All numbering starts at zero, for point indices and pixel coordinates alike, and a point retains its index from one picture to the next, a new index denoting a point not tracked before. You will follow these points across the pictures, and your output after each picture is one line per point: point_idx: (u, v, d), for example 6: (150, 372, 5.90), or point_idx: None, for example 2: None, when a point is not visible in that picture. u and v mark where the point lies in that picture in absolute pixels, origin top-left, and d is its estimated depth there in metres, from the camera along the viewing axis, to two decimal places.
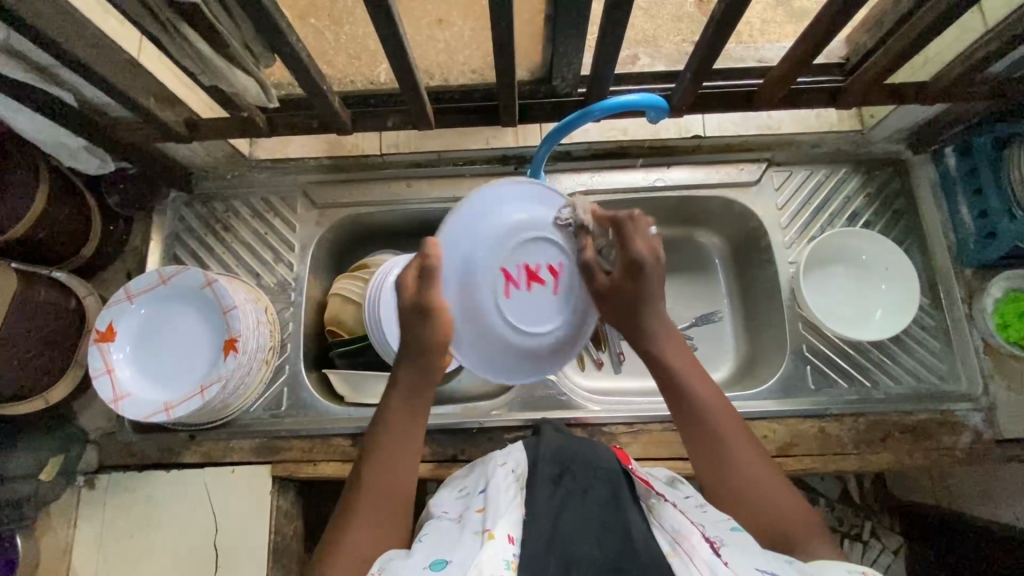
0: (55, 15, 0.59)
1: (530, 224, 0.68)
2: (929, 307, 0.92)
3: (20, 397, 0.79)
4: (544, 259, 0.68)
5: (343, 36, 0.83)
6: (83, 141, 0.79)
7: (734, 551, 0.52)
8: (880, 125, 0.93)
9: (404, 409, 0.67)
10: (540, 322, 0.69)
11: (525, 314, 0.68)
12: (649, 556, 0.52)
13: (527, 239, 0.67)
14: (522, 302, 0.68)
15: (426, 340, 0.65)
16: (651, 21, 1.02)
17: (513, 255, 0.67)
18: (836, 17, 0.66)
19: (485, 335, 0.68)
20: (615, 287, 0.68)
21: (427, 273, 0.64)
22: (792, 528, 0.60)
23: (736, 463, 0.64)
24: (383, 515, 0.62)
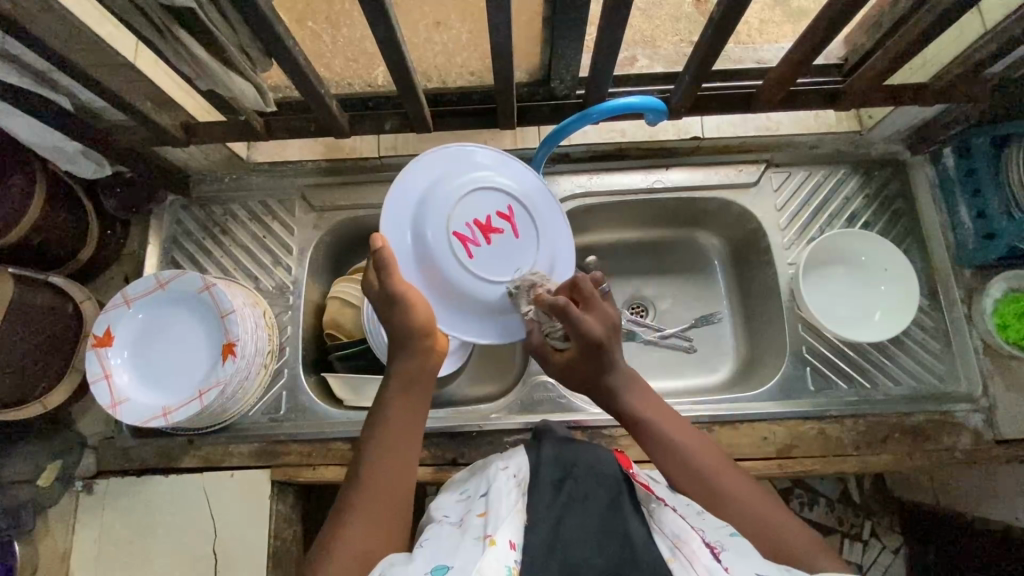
0: (50, 20, 0.59)
1: (464, 183, 0.73)
2: (929, 308, 0.92)
3: (18, 403, 0.79)
4: (489, 209, 0.73)
5: (341, 40, 0.80)
6: (79, 145, 0.79)
7: (735, 556, 0.52)
8: (878, 126, 0.94)
9: (401, 404, 0.66)
10: (507, 269, 0.74)
11: (492, 266, 0.73)
12: (649, 565, 0.52)
13: (467, 196, 0.72)
14: (485, 255, 0.73)
15: (409, 323, 0.65)
16: (649, 21, 1.02)
17: (458, 214, 0.72)
18: (835, 19, 0.66)
19: (461, 297, 0.72)
20: (573, 362, 0.71)
21: (382, 266, 0.64)
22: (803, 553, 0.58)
23: (735, 499, 0.62)
24: (382, 516, 0.61)
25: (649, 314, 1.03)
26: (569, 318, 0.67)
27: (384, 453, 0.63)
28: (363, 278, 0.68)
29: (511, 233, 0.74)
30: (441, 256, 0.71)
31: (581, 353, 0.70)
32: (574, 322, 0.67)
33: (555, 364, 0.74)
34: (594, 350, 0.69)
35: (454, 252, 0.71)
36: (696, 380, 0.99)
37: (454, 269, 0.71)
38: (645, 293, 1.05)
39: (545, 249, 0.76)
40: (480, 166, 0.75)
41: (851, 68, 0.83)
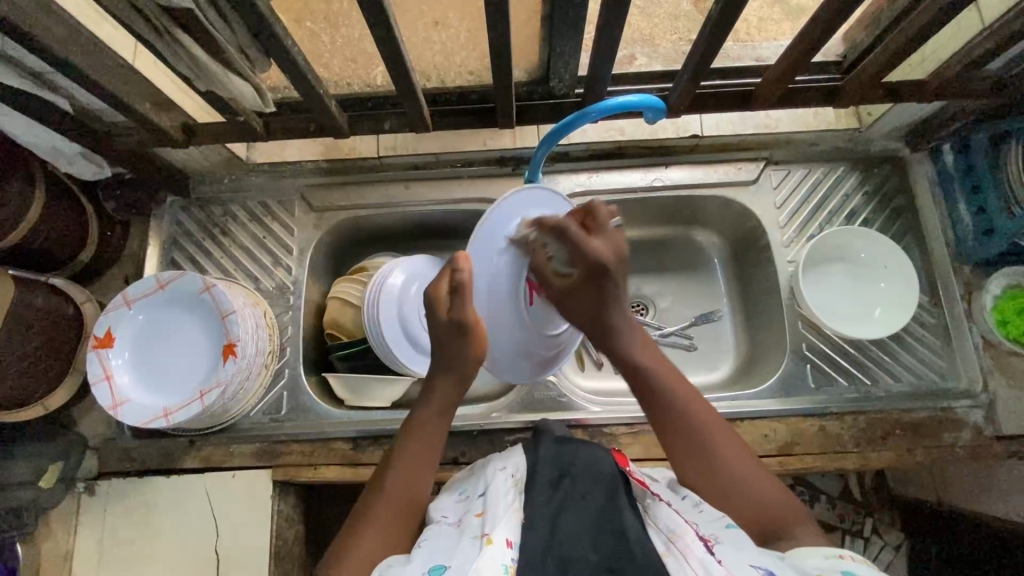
0: (49, 22, 0.59)
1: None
2: (929, 305, 0.92)
3: (19, 404, 0.79)
4: None
5: (339, 39, 0.80)
6: (78, 145, 0.81)
7: (729, 549, 0.53)
8: (878, 122, 0.93)
9: (434, 420, 0.67)
10: (554, 322, 0.78)
11: (544, 317, 0.76)
12: (644, 554, 0.52)
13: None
14: (542, 305, 0.75)
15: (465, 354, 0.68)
16: (648, 19, 1.02)
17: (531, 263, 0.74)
18: (832, 16, 0.66)
19: (511, 336, 0.75)
20: (573, 289, 0.69)
21: (460, 291, 0.66)
22: (779, 522, 0.60)
23: (720, 461, 0.63)
24: (398, 524, 0.62)
25: (649, 313, 1.03)
26: (573, 238, 0.67)
27: (408, 464, 0.65)
28: (432, 296, 0.68)
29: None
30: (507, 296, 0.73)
31: (586, 276, 0.68)
32: (583, 245, 0.67)
33: (556, 289, 0.70)
34: (600, 275, 0.68)
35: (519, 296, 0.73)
36: (696, 378, 0.99)
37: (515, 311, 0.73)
38: (646, 291, 1.05)
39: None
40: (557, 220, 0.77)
41: (849, 65, 0.84)
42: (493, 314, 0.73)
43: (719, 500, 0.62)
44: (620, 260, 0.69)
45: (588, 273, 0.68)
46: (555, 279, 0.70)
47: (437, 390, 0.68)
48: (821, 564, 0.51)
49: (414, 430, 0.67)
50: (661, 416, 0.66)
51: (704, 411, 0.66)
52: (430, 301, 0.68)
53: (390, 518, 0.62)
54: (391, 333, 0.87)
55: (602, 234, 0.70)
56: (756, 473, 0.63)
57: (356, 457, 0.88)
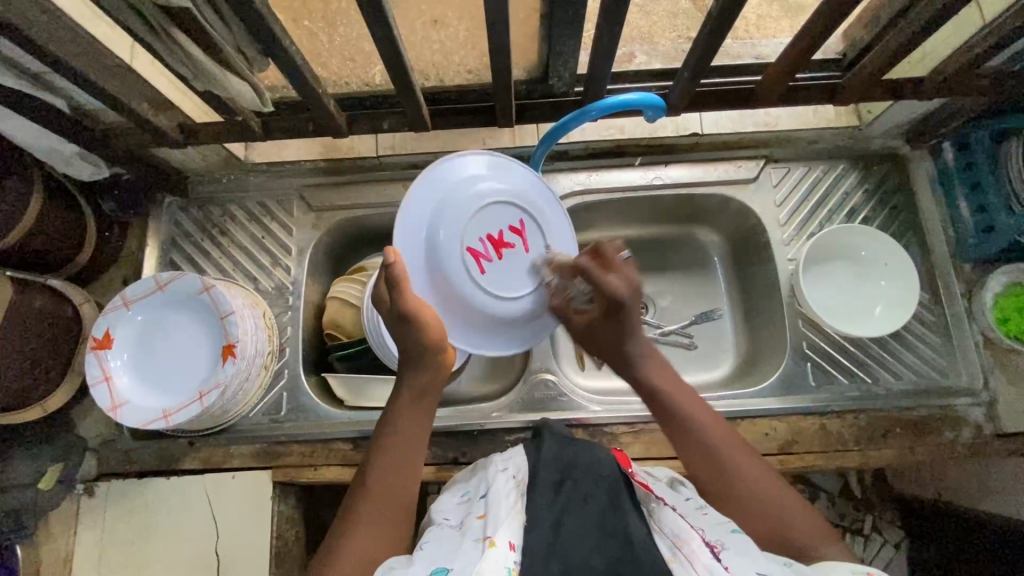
0: (45, 22, 0.59)
1: (477, 195, 0.70)
2: (929, 303, 0.92)
3: (17, 407, 0.78)
4: (503, 223, 0.71)
5: (338, 38, 0.80)
6: (75, 146, 0.79)
7: (735, 555, 0.52)
8: (878, 120, 0.92)
9: (415, 412, 0.67)
10: (517, 285, 0.72)
11: (502, 282, 0.71)
12: (651, 562, 0.52)
13: (480, 211, 0.69)
14: (497, 272, 0.71)
15: (420, 341, 0.66)
16: (647, 17, 1.02)
17: (472, 228, 0.69)
18: (833, 13, 0.65)
19: (473, 312, 0.71)
20: (594, 324, 0.73)
21: (393, 282, 0.64)
22: (803, 540, 0.59)
23: (742, 479, 0.64)
24: (387, 519, 0.62)
25: (649, 312, 1.03)
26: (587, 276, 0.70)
27: (395, 458, 0.65)
28: (377, 297, 0.68)
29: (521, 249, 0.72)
30: (451, 270, 0.69)
31: (605, 312, 0.72)
32: (597, 281, 0.70)
33: (578, 325, 0.74)
34: (618, 312, 0.71)
35: (467, 267, 0.69)
36: (696, 377, 0.99)
37: (466, 284, 0.69)
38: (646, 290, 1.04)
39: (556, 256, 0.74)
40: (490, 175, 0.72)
41: (849, 62, 0.84)
42: (443, 295, 0.70)
43: (743, 515, 0.62)
44: (637, 296, 0.72)
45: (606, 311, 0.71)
46: (577, 316, 0.74)
47: (413, 379, 0.68)
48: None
49: (399, 424, 0.67)
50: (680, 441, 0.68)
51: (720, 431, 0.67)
52: (376, 301, 0.68)
53: (378, 513, 0.62)
54: (390, 334, 0.87)
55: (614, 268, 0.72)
56: (775, 488, 0.63)
57: (357, 457, 0.87)
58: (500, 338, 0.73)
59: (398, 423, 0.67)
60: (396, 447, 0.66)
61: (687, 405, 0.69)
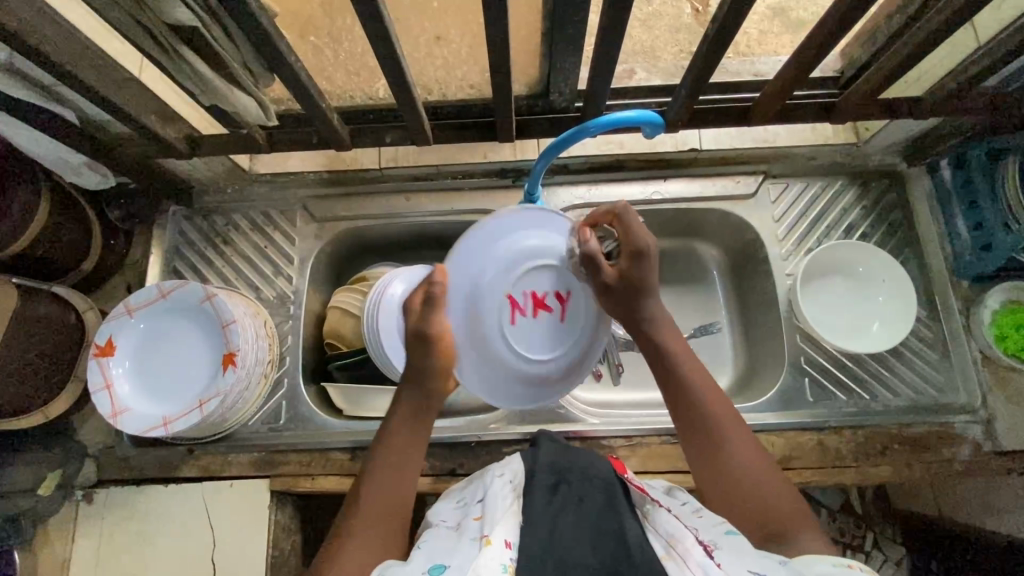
0: (57, 37, 0.60)
1: (529, 253, 0.68)
2: (927, 319, 0.92)
3: (16, 413, 0.78)
4: (550, 286, 0.69)
5: (342, 53, 0.83)
6: (86, 157, 0.81)
7: (727, 554, 0.53)
8: (875, 138, 0.93)
9: (405, 426, 0.67)
10: (540, 350, 0.70)
11: (528, 340, 0.69)
12: (645, 555, 0.52)
13: (528, 270, 0.68)
14: (525, 330, 0.69)
15: (429, 365, 0.66)
16: (649, 32, 1.05)
17: (519, 282, 0.68)
18: (829, 34, 0.66)
19: (493, 360, 0.69)
20: (620, 276, 0.66)
21: (431, 301, 0.65)
22: (781, 522, 0.60)
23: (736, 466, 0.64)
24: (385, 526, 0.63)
25: None
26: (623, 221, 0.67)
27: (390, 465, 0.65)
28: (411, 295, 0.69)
29: (559, 316, 0.70)
30: (487, 314, 0.67)
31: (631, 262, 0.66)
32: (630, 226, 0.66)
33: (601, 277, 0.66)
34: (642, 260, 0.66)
35: (498, 318, 0.68)
36: None
37: (495, 332, 0.68)
38: None
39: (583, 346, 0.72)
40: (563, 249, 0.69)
41: (846, 80, 0.85)
42: (473, 334, 0.68)
43: (735, 501, 0.63)
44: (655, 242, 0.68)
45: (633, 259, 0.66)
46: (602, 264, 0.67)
47: (405, 398, 0.68)
48: (828, 571, 0.50)
49: (395, 432, 0.67)
50: (685, 415, 0.67)
51: (723, 411, 0.67)
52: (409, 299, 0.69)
53: (374, 521, 0.62)
54: (390, 344, 0.88)
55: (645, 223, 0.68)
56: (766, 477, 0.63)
57: (354, 467, 0.87)
58: (508, 395, 0.72)
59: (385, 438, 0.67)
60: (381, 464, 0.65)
61: (691, 373, 0.68)
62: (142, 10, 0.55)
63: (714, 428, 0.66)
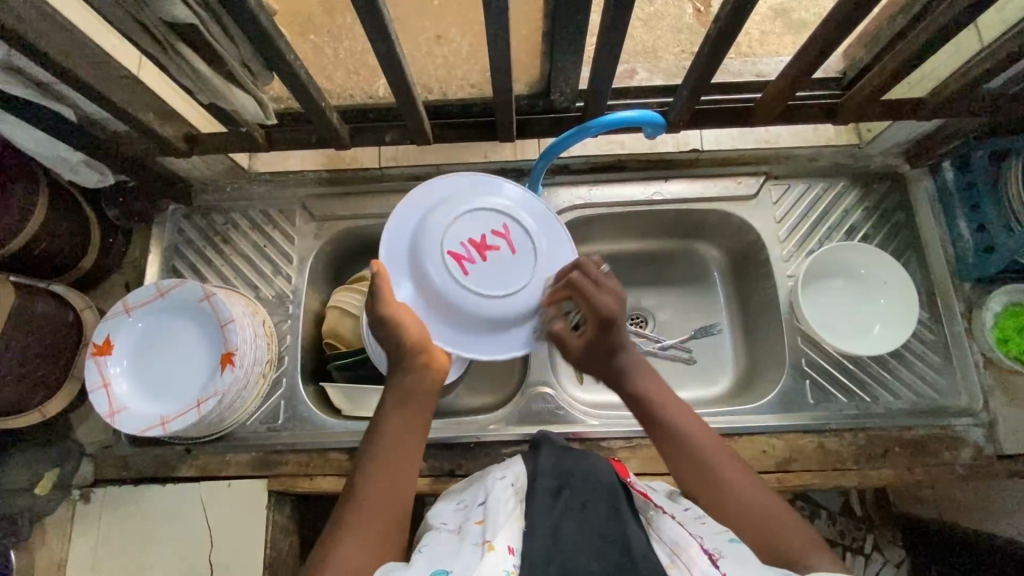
0: (54, 33, 0.60)
1: (449, 209, 0.71)
2: (929, 321, 0.91)
3: (20, 409, 0.79)
4: (483, 228, 0.71)
5: (342, 52, 0.81)
6: (83, 155, 0.80)
7: (732, 563, 0.53)
8: (878, 139, 0.93)
9: (401, 419, 0.66)
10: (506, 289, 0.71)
11: (491, 282, 0.70)
12: (649, 566, 0.52)
13: (455, 219, 0.71)
14: (481, 274, 0.70)
15: (400, 341, 0.67)
16: (651, 32, 1.05)
17: (451, 235, 0.70)
18: (831, 35, 0.66)
19: (468, 315, 0.70)
20: (589, 343, 0.71)
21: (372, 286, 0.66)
22: (794, 548, 0.59)
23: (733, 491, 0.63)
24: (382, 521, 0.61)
25: (648, 325, 1.03)
26: (582, 292, 0.69)
27: (383, 457, 0.64)
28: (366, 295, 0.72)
29: (508, 249, 0.72)
30: (433, 275, 0.69)
31: (598, 329, 0.70)
32: (590, 297, 0.69)
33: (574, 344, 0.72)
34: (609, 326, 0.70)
35: (448, 271, 0.69)
36: (696, 393, 0.98)
37: (451, 287, 0.69)
38: (646, 303, 1.05)
39: (543, 269, 0.73)
40: (483, 195, 0.73)
41: (849, 80, 0.85)
42: (433, 303, 0.70)
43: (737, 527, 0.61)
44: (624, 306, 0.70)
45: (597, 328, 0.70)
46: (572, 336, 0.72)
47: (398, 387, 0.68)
48: None
49: (387, 422, 0.66)
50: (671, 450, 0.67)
51: (710, 440, 0.67)
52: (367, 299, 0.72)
53: (369, 517, 0.61)
54: None
55: (604, 287, 0.70)
56: (765, 500, 0.62)
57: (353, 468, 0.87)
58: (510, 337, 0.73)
59: (380, 430, 0.66)
60: (378, 457, 0.64)
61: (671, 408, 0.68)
62: (139, 7, 0.55)
63: (702, 458, 0.65)
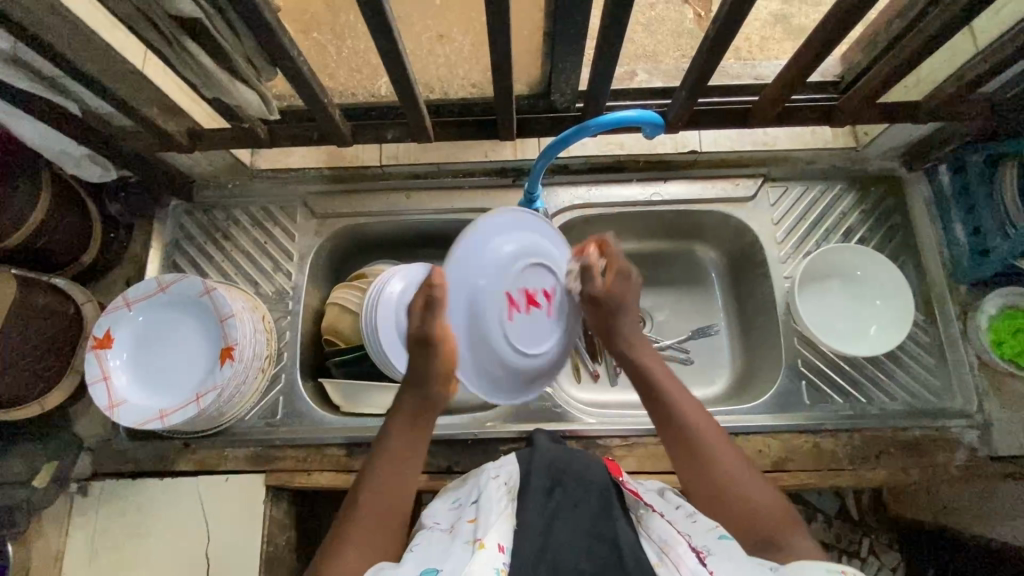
0: (60, 27, 0.60)
1: (511, 257, 0.70)
2: (924, 323, 0.92)
3: (13, 402, 0.79)
4: (539, 284, 0.73)
5: (345, 51, 0.83)
6: (86, 149, 0.82)
7: (721, 560, 0.53)
8: (874, 142, 0.94)
9: (407, 428, 0.68)
10: (540, 343, 0.74)
11: (525, 337, 0.72)
12: (637, 564, 0.53)
13: (519, 269, 0.71)
14: (522, 325, 0.72)
15: (430, 370, 0.67)
16: (651, 36, 1.06)
17: (512, 281, 0.71)
18: (828, 38, 0.67)
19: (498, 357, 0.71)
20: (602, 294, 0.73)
21: (431, 304, 0.65)
22: (773, 524, 0.62)
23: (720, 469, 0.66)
24: (387, 530, 0.64)
25: (645, 326, 1.03)
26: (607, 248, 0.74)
27: (390, 470, 0.66)
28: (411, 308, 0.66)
29: (547, 311, 0.74)
30: (488, 315, 0.69)
31: (615, 281, 0.73)
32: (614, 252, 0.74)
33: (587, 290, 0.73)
34: (626, 279, 0.73)
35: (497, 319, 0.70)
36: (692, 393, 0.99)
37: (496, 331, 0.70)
38: (643, 303, 1.05)
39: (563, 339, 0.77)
40: (533, 233, 0.72)
41: (847, 85, 0.85)
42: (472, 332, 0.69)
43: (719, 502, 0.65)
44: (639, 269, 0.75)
45: (617, 283, 0.73)
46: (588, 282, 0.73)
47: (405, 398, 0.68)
48: None
49: (390, 442, 0.67)
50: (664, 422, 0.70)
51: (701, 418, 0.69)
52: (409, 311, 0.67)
53: (370, 530, 0.63)
54: (386, 339, 0.88)
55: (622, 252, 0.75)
56: (750, 479, 0.65)
57: (351, 464, 0.88)
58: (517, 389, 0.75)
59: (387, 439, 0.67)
60: (384, 465, 0.66)
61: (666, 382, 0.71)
62: (146, 1, 0.56)
63: (691, 437, 0.68)
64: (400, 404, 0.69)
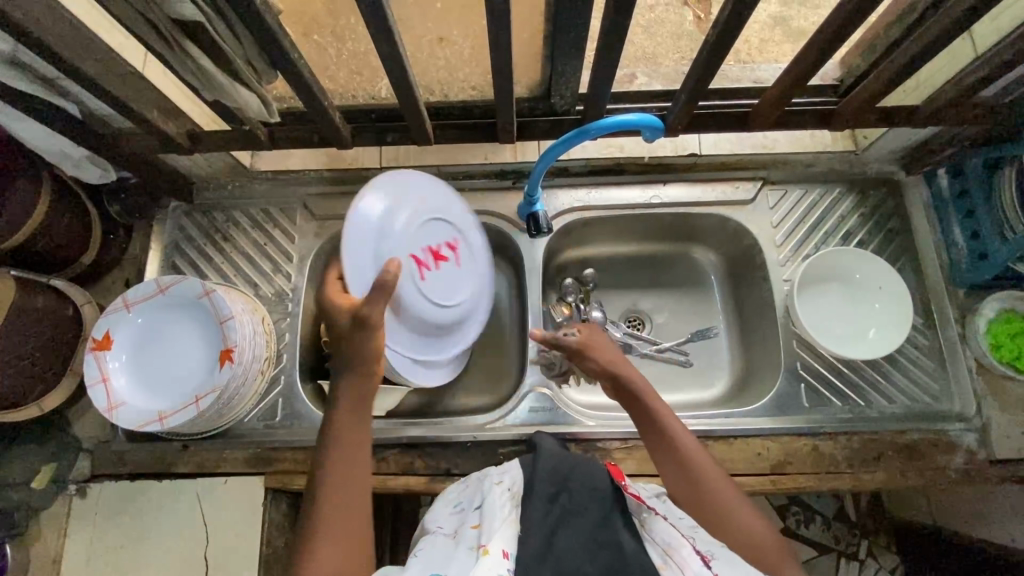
0: (61, 30, 0.60)
1: (407, 219, 0.80)
2: (923, 327, 0.92)
3: (13, 405, 0.79)
4: (441, 240, 0.85)
5: (345, 53, 0.82)
6: (86, 150, 0.81)
7: (724, 565, 0.54)
8: (873, 145, 0.94)
9: (349, 419, 0.69)
10: (452, 296, 0.86)
11: (440, 292, 0.85)
12: (642, 565, 0.54)
13: (417, 228, 0.82)
14: (434, 281, 0.84)
15: (367, 350, 0.68)
16: (651, 38, 1.06)
17: (415, 243, 0.82)
18: (828, 42, 0.67)
19: (422, 315, 0.83)
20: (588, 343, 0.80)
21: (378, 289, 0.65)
22: (772, 554, 0.62)
23: (721, 497, 0.66)
24: (353, 532, 0.64)
25: (645, 328, 1.04)
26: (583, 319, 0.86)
27: (342, 472, 0.66)
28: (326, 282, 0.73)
29: (455, 261, 0.87)
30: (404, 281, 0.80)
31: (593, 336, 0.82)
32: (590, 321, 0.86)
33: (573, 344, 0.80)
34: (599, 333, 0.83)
35: (412, 283, 0.81)
36: (691, 395, 0.99)
37: (413, 291, 0.81)
38: (642, 305, 1.05)
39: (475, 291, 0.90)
40: (426, 196, 0.84)
41: (846, 89, 0.85)
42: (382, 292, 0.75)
43: (718, 526, 0.65)
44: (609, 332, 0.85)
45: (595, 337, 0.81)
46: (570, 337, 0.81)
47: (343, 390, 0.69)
48: None
49: (336, 436, 0.68)
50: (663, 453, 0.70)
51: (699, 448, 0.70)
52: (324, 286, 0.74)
53: (335, 529, 0.63)
54: None
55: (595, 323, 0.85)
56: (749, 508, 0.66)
57: None
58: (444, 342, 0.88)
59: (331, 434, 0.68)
60: (336, 460, 0.66)
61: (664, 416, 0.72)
62: (146, 4, 0.56)
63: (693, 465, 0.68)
64: (339, 404, 0.69)
